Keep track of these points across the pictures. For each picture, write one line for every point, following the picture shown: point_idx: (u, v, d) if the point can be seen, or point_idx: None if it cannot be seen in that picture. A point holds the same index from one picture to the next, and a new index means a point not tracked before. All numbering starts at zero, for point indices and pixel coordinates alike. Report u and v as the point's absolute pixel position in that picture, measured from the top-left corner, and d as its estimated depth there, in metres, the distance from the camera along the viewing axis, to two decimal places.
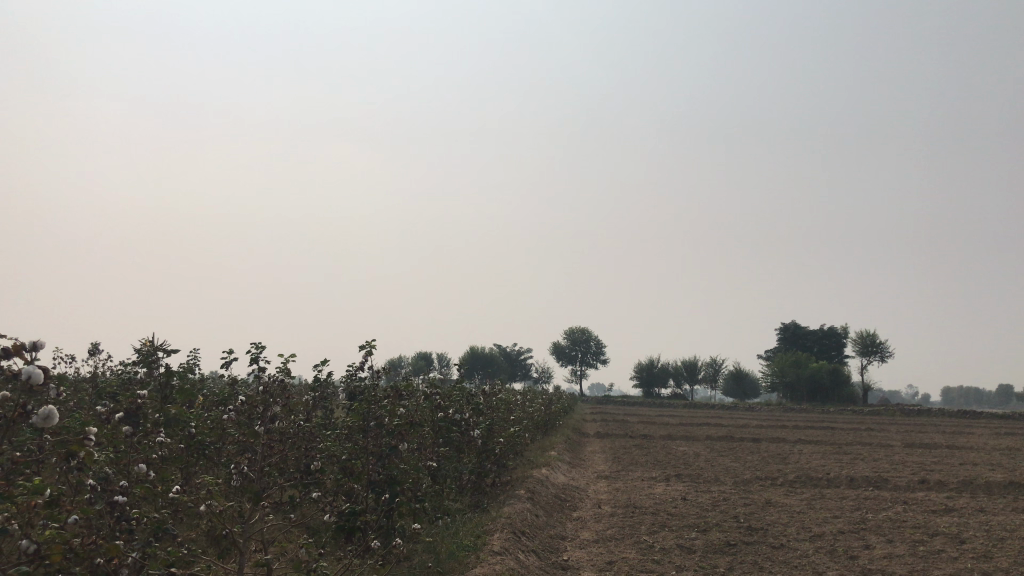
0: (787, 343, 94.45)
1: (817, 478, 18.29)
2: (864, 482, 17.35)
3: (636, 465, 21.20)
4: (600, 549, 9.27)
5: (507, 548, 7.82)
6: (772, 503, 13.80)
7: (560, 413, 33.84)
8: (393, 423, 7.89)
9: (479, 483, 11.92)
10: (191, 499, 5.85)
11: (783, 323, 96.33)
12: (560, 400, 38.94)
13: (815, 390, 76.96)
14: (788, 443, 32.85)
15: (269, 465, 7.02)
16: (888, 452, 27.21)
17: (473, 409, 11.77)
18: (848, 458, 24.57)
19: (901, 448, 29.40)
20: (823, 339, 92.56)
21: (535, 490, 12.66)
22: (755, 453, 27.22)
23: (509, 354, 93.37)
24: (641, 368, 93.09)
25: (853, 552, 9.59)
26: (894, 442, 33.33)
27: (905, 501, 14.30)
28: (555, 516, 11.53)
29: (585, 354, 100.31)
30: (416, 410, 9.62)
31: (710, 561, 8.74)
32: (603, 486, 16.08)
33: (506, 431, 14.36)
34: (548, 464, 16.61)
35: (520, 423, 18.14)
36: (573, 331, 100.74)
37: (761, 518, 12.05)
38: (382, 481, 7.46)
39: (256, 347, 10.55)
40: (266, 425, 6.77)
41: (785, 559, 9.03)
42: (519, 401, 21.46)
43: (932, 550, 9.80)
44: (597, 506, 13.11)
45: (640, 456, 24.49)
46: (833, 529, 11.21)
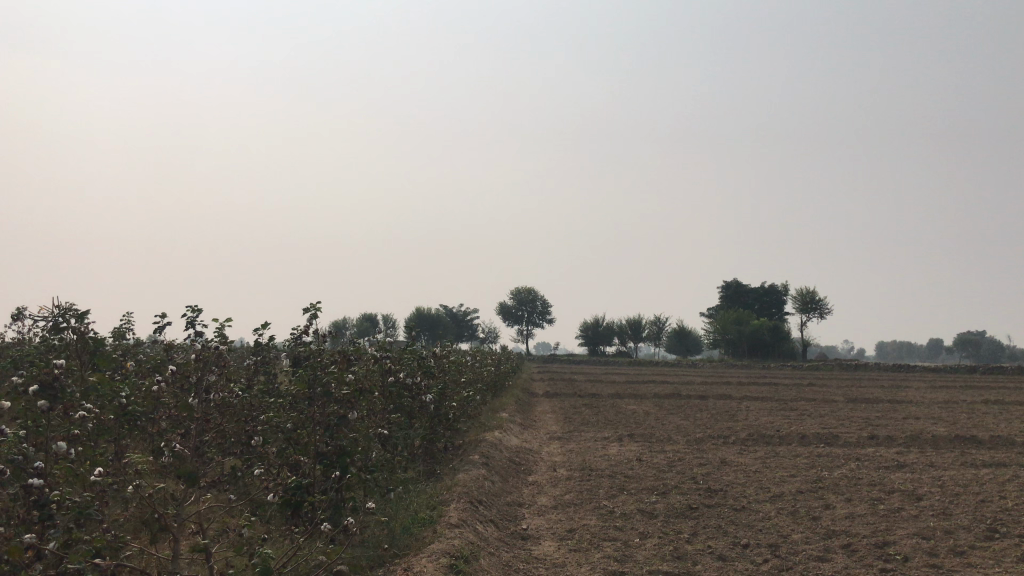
0: (730, 301, 95.80)
1: (767, 436, 18.32)
2: (814, 439, 17.42)
3: (587, 426, 21.02)
4: (560, 516, 8.95)
5: (465, 520, 7.39)
6: (727, 462, 13.68)
7: (508, 374, 33.57)
8: (341, 391, 7.41)
9: (431, 449, 11.50)
10: (118, 480, 5.28)
11: (727, 282, 97.47)
12: (507, 361, 38.66)
13: (757, 347, 78.35)
14: (733, 400, 33.17)
15: (206, 438, 6.50)
16: (832, 408, 27.57)
17: (425, 372, 11.30)
18: (794, 414, 24.79)
19: (844, 403, 29.89)
20: (765, 297, 94.09)
21: (489, 454, 12.28)
22: (702, 410, 27.36)
23: (455, 315, 92.84)
24: (587, 328, 93.58)
25: (816, 513, 9.45)
26: (835, 397, 33.95)
27: (856, 457, 14.34)
28: (511, 482, 11.20)
29: (531, 314, 100.33)
30: (365, 375, 9.10)
31: (674, 527, 8.48)
32: (556, 448, 15.83)
33: (457, 393, 13.92)
34: (500, 426, 16.28)
35: (471, 385, 17.74)
36: (519, 292, 100.63)
37: (718, 478, 11.88)
38: (330, 452, 7.08)
39: (192, 310, 9.91)
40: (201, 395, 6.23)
41: (750, 522, 8.82)
42: (468, 362, 21.04)
43: (892, 509, 9.72)
44: (552, 470, 12.84)
45: (590, 415, 24.36)
46: (791, 488, 11.10)
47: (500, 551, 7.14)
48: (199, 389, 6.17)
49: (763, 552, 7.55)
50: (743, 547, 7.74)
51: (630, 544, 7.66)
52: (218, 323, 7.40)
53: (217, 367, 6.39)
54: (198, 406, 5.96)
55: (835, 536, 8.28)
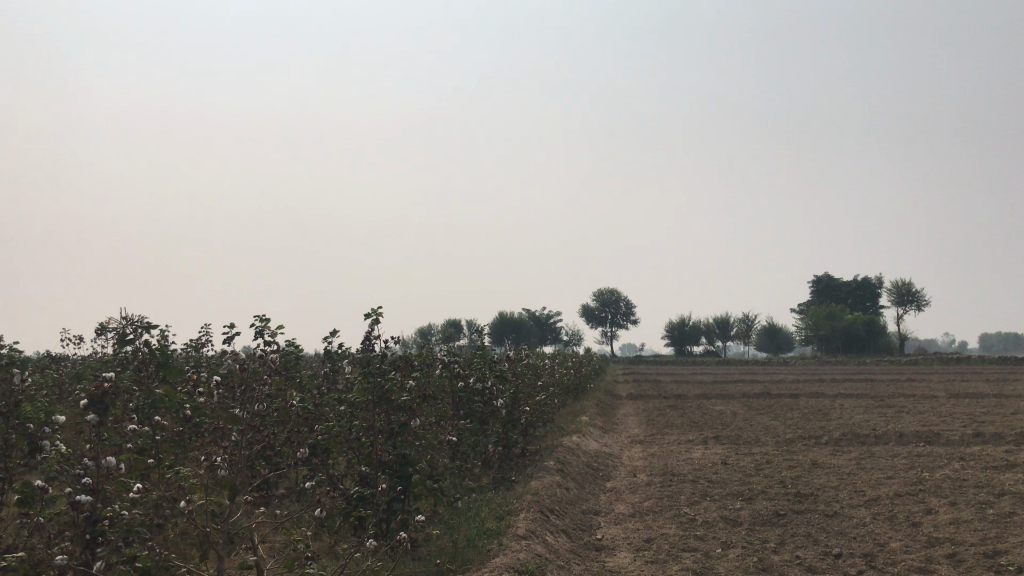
0: (821, 296, 92.68)
1: (862, 435, 17.38)
2: (914, 437, 16.41)
3: (671, 428, 20.43)
4: (637, 525, 8.54)
5: (534, 531, 7.06)
6: (819, 464, 12.95)
7: (590, 377, 33.07)
8: (402, 397, 7.18)
9: (505, 455, 11.22)
10: (167, 495, 5.14)
11: (817, 276, 94.35)
12: (591, 363, 38.15)
13: (851, 343, 75.52)
14: (826, 398, 31.85)
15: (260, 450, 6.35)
16: (934, 404, 26.10)
17: (496, 377, 11.02)
18: (892, 411, 23.55)
19: (946, 399, 28.29)
20: (857, 290, 90.68)
21: (565, 460, 11.92)
22: (793, 409, 26.33)
23: (539, 319, 92.61)
24: (672, 327, 92.04)
25: (916, 518, 8.75)
26: (937, 393, 32.25)
27: (961, 456, 13.38)
28: (587, 489, 10.83)
29: (614, 315, 99.31)
30: (431, 381, 8.90)
31: (759, 535, 7.97)
32: (638, 452, 15.35)
33: (533, 398, 13.61)
34: (579, 430, 15.92)
35: (548, 389, 17.40)
36: (601, 293, 99.82)
37: (808, 482, 11.22)
38: (393, 461, 6.91)
39: (261, 321, 9.91)
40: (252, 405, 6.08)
41: (842, 530, 8.21)
42: (547, 366, 20.74)
43: (1003, 513, 8.92)
44: (632, 475, 12.40)
45: (675, 417, 23.68)
46: (889, 492, 10.37)
47: (571, 564, 6.80)
48: (247, 397, 6.00)
49: (857, 562, 6.97)
50: (833, 557, 7.17)
51: (711, 555, 7.19)
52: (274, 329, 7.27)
53: (268, 369, 6.25)
54: (248, 411, 5.83)
55: (938, 544, 7.60)
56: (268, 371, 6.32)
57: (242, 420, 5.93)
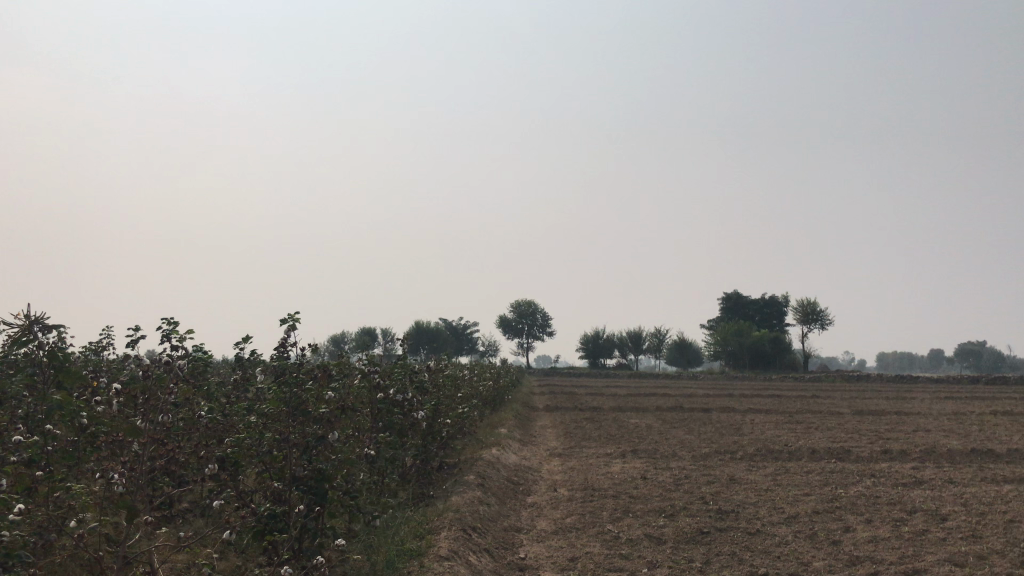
0: (730, 313, 95.10)
1: (775, 451, 17.64)
2: (825, 453, 16.73)
3: (588, 441, 20.37)
4: (561, 543, 8.30)
5: (456, 552, 6.72)
6: (737, 480, 13.00)
7: (507, 388, 32.91)
8: (319, 408, 6.76)
9: (424, 468, 10.85)
10: (58, 514, 4.63)
11: (727, 293, 96.79)
12: (507, 374, 38.02)
13: (758, 359, 77.66)
14: (737, 413, 32.46)
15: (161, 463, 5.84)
16: (840, 420, 26.86)
17: (417, 388, 10.65)
18: (801, 427, 24.08)
19: (850, 416, 29.16)
20: (765, 308, 93.41)
21: (485, 474, 11.62)
22: (706, 423, 26.69)
23: (455, 328, 92.19)
24: (587, 340, 92.86)
25: (835, 536, 8.78)
26: (841, 409, 33.32)
27: (871, 473, 13.65)
28: (508, 504, 10.55)
29: (530, 327, 99.65)
30: (349, 392, 8.48)
31: (684, 554, 7.83)
32: (556, 465, 15.17)
33: (453, 410, 13.26)
34: (497, 443, 15.65)
35: (466, 400, 17.08)
36: (518, 304, 100.11)
37: (728, 498, 11.21)
38: (309, 477, 6.50)
39: (168, 324, 9.31)
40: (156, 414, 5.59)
41: (766, 548, 8.16)
42: (465, 377, 20.41)
43: (918, 531, 9.05)
44: (552, 489, 12.18)
45: (591, 430, 23.66)
46: (807, 509, 10.44)
47: None
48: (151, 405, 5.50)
49: None
50: None
51: None
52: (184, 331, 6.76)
53: (180, 374, 5.74)
54: (152, 421, 5.33)
55: (860, 563, 7.61)
56: (182, 373, 5.82)
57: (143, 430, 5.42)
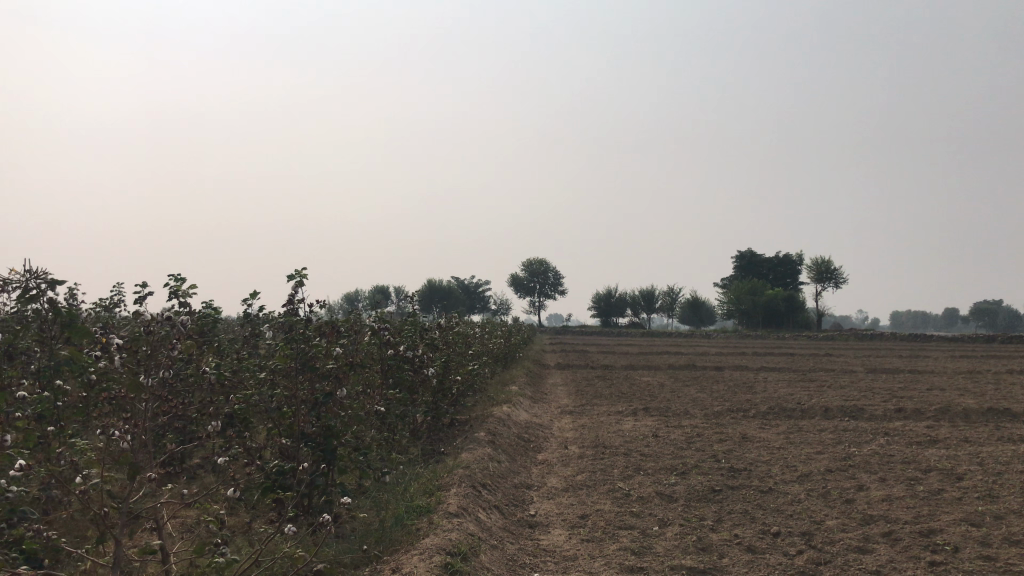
0: (744, 271, 94.62)
1: (788, 409, 17.55)
2: (838, 412, 16.63)
3: (599, 399, 20.35)
4: (572, 500, 8.26)
5: (465, 508, 6.67)
6: (749, 438, 12.92)
7: (519, 346, 32.92)
8: (327, 365, 6.69)
9: (434, 425, 10.81)
10: (64, 471, 4.58)
11: (741, 252, 96.20)
12: (519, 333, 38.02)
13: (771, 317, 77.42)
14: (749, 371, 32.37)
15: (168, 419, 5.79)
16: (853, 379, 26.73)
17: (427, 345, 10.57)
18: (814, 385, 23.99)
19: (864, 374, 29.01)
20: (779, 267, 92.87)
21: (496, 431, 11.59)
22: (718, 381, 26.62)
23: (468, 286, 92.24)
24: (599, 299, 92.74)
25: (849, 495, 8.70)
26: (855, 367, 33.18)
27: (885, 431, 13.55)
28: (519, 461, 10.52)
29: (543, 285, 99.57)
30: (358, 348, 8.39)
31: (696, 512, 7.78)
32: (568, 423, 15.14)
33: (463, 367, 13.20)
34: (509, 400, 15.62)
35: (478, 357, 17.03)
36: (530, 263, 99.95)
37: (740, 456, 11.14)
38: (317, 433, 6.44)
39: (176, 280, 9.22)
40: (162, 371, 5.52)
41: (779, 507, 8.08)
42: (477, 334, 20.36)
43: (933, 490, 8.96)
44: (563, 447, 12.14)
45: (603, 388, 23.66)
46: (820, 467, 10.36)
47: (504, 544, 6.45)
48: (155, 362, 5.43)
49: (796, 542, 6.82)
50: (773, 535, 7.01)
51: (648, 534, 6.94)
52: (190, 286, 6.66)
53: (184, 331, 5.66)
54: (155, 378, 5.26)
55: (874, 522, 7.53)
56: (185, 330, 5.74)
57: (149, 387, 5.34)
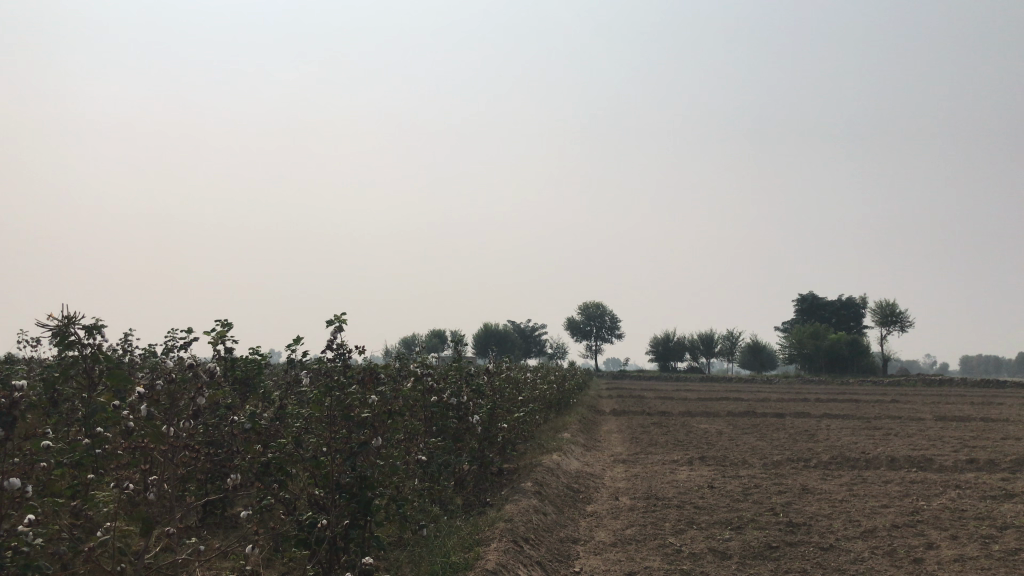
0: (805, 315, 92.53)
1: (852, 458, 16.81)
2: (906, 462, 15.86)
3: (655, 447, 19.83)
4: (619, 556, 7.90)
5: (505, 565, 6.41)
6: (810, 490, 12.34)
7: (573, 391, 32.49)
8: (362, 413, 6.55)
9: (480, 474, 10.57)
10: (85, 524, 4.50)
11: (802, 295, 94.27)
12: (575, 378, 37.58)
13: (834, 362, 75.34)
14: (812, 418, 31.37)
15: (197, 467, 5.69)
16: (922, 427, 25.62)
17: (473, 391, 10.37)
18: (880, 434, 23.03)
19: (934, 423, 27.80)
20: (842, 310, 90.63)
21: (544, 481, 11.28)
22: (778, 429, 25.79)
23: (524, 331, 92.18)
24: (657, 342, 91.55)
25: (916, 554, 8.15)
26: (924, 415, 31.85)
27: (957, 484, 12.82)
28: (566, 513, 10.20)
29: (599, 330, 98.86)
30: (399, 395, 8.23)
31: (750, 571, 7.35)
32: (620, 472, 14.71)
33: (512, 414, 12.95)
34: (560, 447, 15.28)
35: (529, 404, 16.76)
36: (587, 306, 99.49)
37: (799, 509, 10.61)
38: (351, 484, 6.30)
39: (220, 324, 9.22)
40: (192, 420, 5.43)
41: (840, 566, 7.60)
42: (529, 380, 20.12)
43: (1010, 550, 8.34)
44: (614, 498, 11.76)
45: (659, 436, 23.08)
46: (886, 522, 9.79)
47: None
48: (178, 412, 5.34)
49: None
50: None
51: None
52: (224, 330, 6.58)
53: (213, 375, 5.57)
54: (179, 427, 5.17)
55: None
56: (212, 374, 5.62)
57: (176, 436, 5.25)
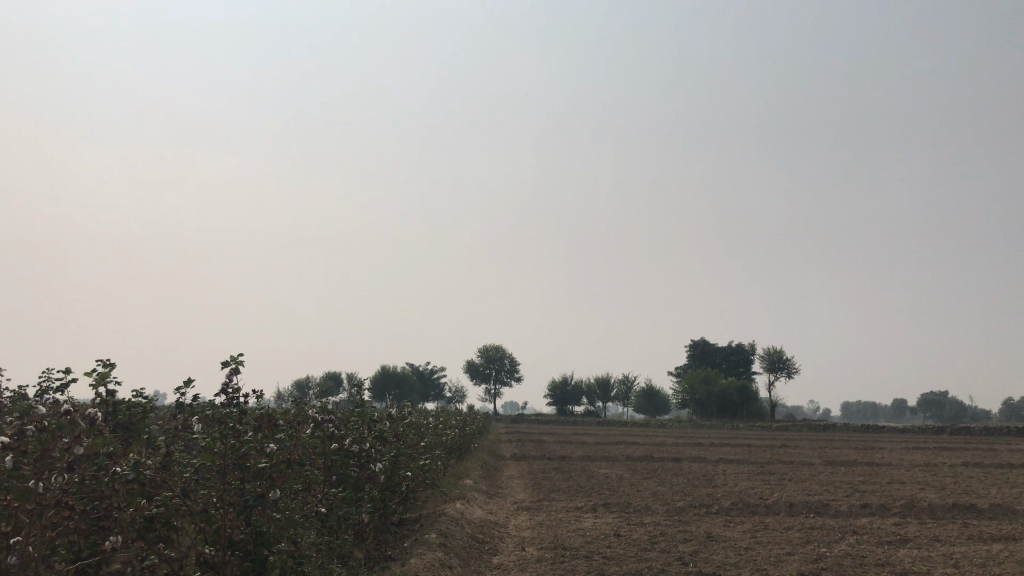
0: (697, 360, 95.01)
1: (752, 504, 16.99)
2: (803, 507, 16.13)
3: (558, 493, 19.58)
4: None
5: None
6: (714, 537, 12.30)
7: (473, 436, 32.03)
8: (259, 463, 6.06)
9: (382, 526, 10.07)
10: None
11: (695, 341, 96.86)
12: (475, 422, 37.09)
13: (725, 407, 77.38)
14: (708, 463, 31.83)
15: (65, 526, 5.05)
16: (813, 471, 26.30)
17: (376, 438, 9.91)
18: (775, 478, 23.53)
19: (823, 467, 28.64)
20: (732, 357, 93.52)
21: (449, 532, 10.86)
22: (677, 474, 26.02)
23: (422, 374, 91.14)
24: (555, 386, 91.97)
25: None
26: (813, 460, 32.85)
27: (854, 530, 13.06)
28: (473, 566, 9.80)
29: (498, 373, 98.75)
30: (298, 443, 7.72)
31: None
32: (525, 521, 14.37)
33: (415, 461, 12.48)
34: (463, 495, 14.85)
35: (431, 450, 16.28)
36: (486, 349, 99.39)
37: (707, 558, 10.53)
38: (246, 541, 5.85)
39: (103, 364, 8.49)
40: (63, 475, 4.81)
41: None
42: (431, 425, 19.59)
43: None
44: (520, 548, 11.42)
45: (560, 481, 22.88)
46: (791, 570, 9.81)
47: None
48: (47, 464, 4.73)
49: None
50: None
51: None
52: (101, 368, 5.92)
53: (95, 421, 4.98)
54: (50, 482, 4.58)
55: None
56: (94, 421, 5.01)
57: (42, 494, 4.63)
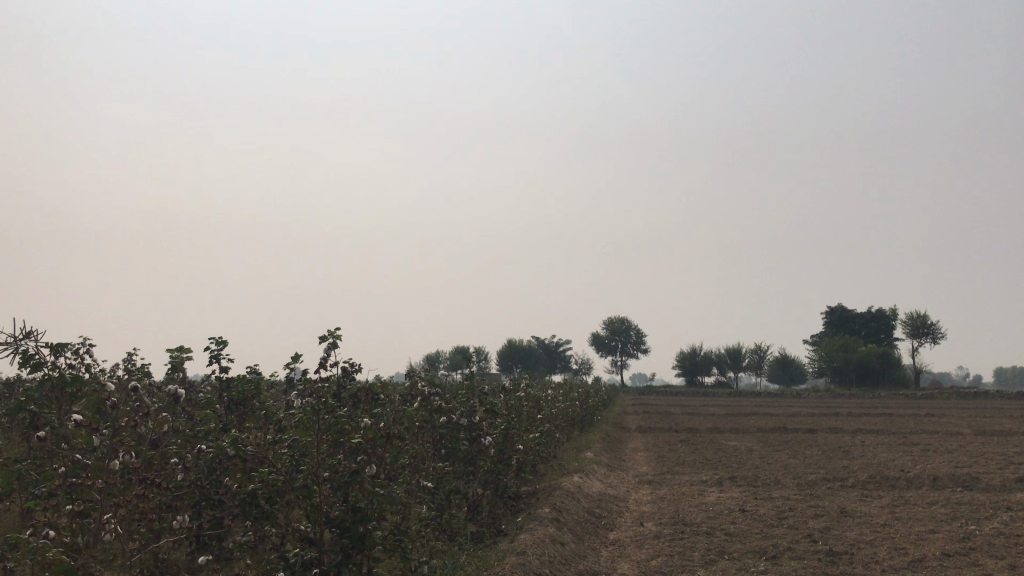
0: (834, 327, 90.95)
1: (893, 477, 15.93)
2: (950, 481, 14.99)
3: (683, 466, 19.06)
4: None
5: None
6: (848, 513, 11.58)
7: (598, 407, 31.72)
8: (353, 439, 5.99)
9: (494, 500, 9.98)
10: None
11: (830, 308, 92.72)
12: (600, 394, 36.78)
13: (865, 375, 73.74)
14: (846, 434, 30.32)
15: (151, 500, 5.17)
16: (962, 442, 24.53)
17: (486, 410, 9.76)
18: (918, 450, 22.05)
19: (973, 437, 26.67)
20: (871, 323, 88.97)
21: (565, 506, 10.66)
22: (811, 446, 24.89)
23: (550, 347, 91.65)
24: (683, 357, 90.33)
25: None
26: (962, 429, 30.68)
27: (1008, 506, 11.96)
28: (586, 543, 9.58)
29: (625, 345, 97.92)
30: (400, 418, 7.64)
31: None
32: (646, 494, 14.01)
33: (529, 434, 12.32)
34: (582, 468, 14.61)
35: (549, 422, 16.09)
36: (612, 321, 98.79)
37: (840, 536, 9.84)
38: (342, 518, 5.78)
39: (219, 342, 8.71)
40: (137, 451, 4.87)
41: None
42: (550, 397, 19.41)
43: None
44: (639, 523, 11.09)
45: (686, 454, 22.28)
46: (934, 550, 9.03)
47: None
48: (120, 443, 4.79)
49: None
50: None
51: None
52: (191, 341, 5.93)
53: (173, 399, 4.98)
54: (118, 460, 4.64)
55: None
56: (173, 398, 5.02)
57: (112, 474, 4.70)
